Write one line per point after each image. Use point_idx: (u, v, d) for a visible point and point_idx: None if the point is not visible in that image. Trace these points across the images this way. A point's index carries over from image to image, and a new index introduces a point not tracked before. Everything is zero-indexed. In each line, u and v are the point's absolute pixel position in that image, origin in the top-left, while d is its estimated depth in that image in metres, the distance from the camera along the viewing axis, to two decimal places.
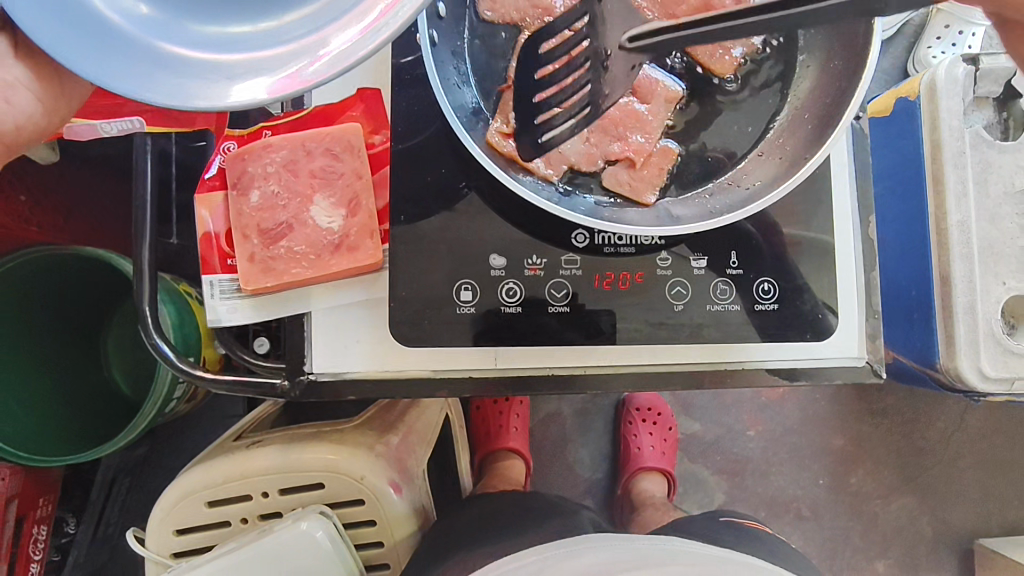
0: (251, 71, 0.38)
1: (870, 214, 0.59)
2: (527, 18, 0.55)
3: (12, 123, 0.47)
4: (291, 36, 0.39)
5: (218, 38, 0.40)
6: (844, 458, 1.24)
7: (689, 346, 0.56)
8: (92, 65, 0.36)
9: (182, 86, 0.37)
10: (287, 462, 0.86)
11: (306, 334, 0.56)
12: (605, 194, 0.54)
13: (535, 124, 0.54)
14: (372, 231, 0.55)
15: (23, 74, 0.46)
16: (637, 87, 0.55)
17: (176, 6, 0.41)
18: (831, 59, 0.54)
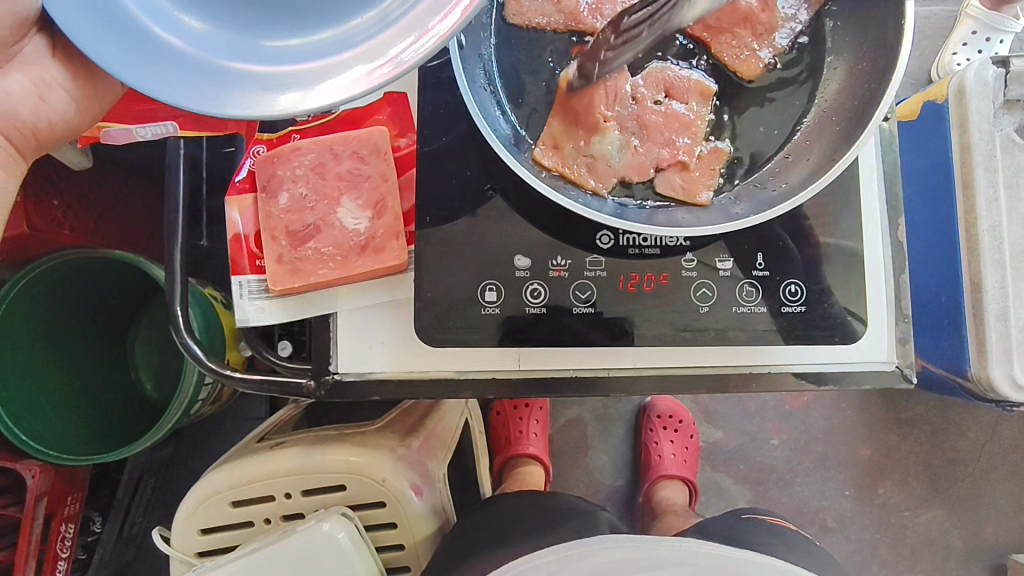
0: (294, 82, 0.39)
1: (899, 216, 0.58)
2: (552, 22, 0.55)
3: (47, 120, 0.52)
4: (340, 46, 0.40)
5: (261, 48, 0.41)
6: (870, 468, 1.22)
7: (714, 349, 0.55)
8: (150, 79, 0.38)
9: (225, 97, 0.39)
10: (310, 463, 0.87)
11: (332, 335, 0.57)
12: (659, 200, 0.53)
13: (579, 137, 0.52)
14: (398, 233, 0.56)
15: (59, 73, 0.50)
16: (671, 89, 0.54)
17: (225, 16, 0.42)
18: (860, 60, 0.53)
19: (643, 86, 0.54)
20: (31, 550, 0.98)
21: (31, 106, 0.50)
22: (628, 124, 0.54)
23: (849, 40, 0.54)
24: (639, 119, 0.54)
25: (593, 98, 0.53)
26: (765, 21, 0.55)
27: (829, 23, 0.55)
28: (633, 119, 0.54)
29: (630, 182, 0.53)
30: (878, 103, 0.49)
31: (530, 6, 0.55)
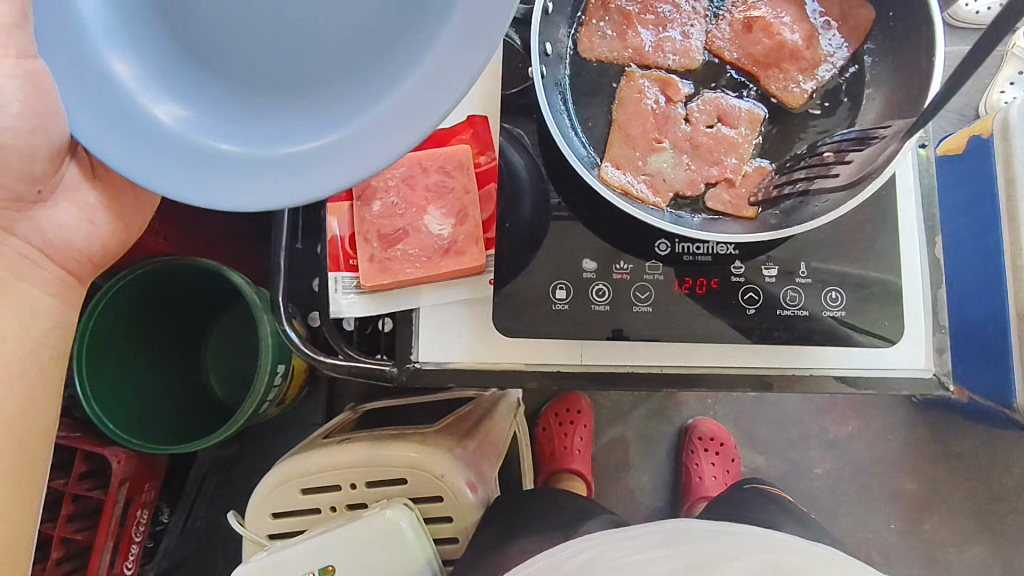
0: (266, 168, 0.46)
1: (936, 234, 0.63)
2: (619, 57, 0.61)
3: (96, 237, 0.62)
4: (307, 138, 0.47)
5: (243, 137, 0.48)
6: (917, 502, 1.22)
7: (760, 348, 0.61)
8: (149, 172, 0.45)
9: (202, 181, 0.46)
10: (375, 456, 0.94)
11: (415, 326, 0.64)
12: (707, 213, 0.59)
13: (637, 157, 0.59)
14: (477, 238, 0.63)
15: (97, 200, 0.61)
16: (723, 117, 0.60)
17: (214, 108, 0.49)
18: (897, 92, 0.59)
19: (697, 112, 0.60)
20: (110, 530, 1.06)
21: (82, 230, 0.61)
22: (683, 146, 0.60)
23: (886, 75, 0.60)
24: (693, 140, 0.60)
25: (652, 123, 0.60)
26: (809, 57, 0.60)
27: (868, 59, 0.60)
28: (686, 141, 0.60)
29: (685, 198, 0.59)
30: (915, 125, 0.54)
31: (600, 43, 0.61)
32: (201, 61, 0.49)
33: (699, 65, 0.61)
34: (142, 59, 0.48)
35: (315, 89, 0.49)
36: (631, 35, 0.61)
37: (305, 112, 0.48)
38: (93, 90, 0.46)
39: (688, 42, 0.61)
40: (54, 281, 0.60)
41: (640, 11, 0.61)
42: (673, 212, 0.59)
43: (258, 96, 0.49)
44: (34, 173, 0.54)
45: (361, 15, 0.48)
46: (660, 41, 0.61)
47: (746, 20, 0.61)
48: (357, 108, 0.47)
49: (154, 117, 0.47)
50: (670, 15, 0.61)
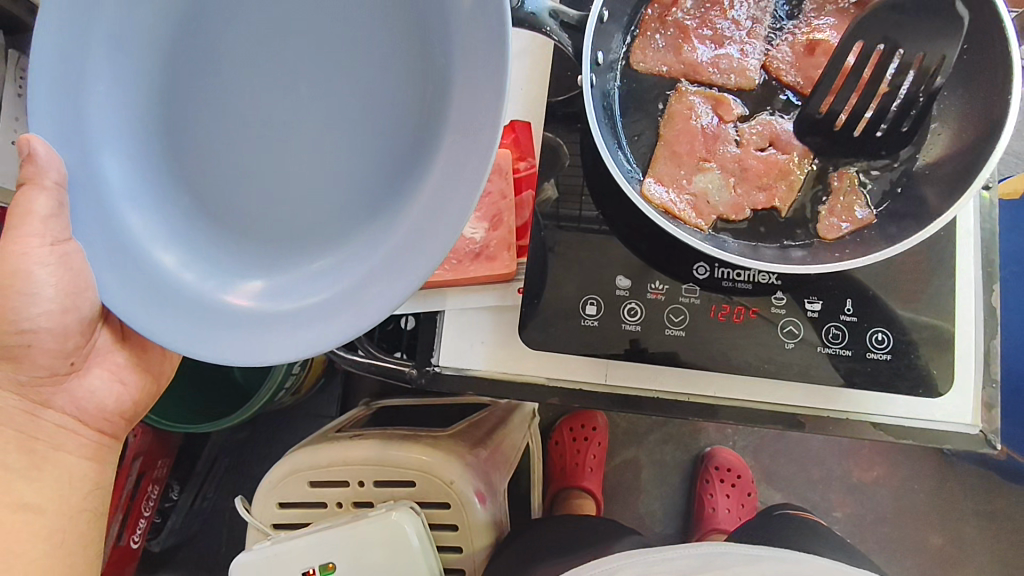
0: (268, 322, 0.48)
1: (994, 282, 0.59)
2: (673, 72, 0.59)
3: (127, 398, 0.63)
4: (308, 289, 0.49)
5: (248, 288, 0.50)
6: (942, 559, 1.17)
7: (795, 385, 0.58)
8: (173, 335, 0.46)
9: (209, 336, 0.47)
10: (385, 456, 0.93)
11: (439, 329, 0.63)
12: (749, 240, 0.57)
13: (682, 176, 0.57)
14: (509, 245, 0.62)
15: (126, 360, 0.62)
16: (775, 141, 0.58)
17: (219, 256, 0.51)
18: (966, 128, 0.55)
19: (748, 133, 0.58)
20: (121, 503, 1.07)
21: (115, 391, 0.62)
22: (731, 167, 0.57)
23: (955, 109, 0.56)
24: (741, 163, 0.57)
25: (701, 142, 0.58)
26: None
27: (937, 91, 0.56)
28: (735, 163, 0.57)
29: (728, 221, 0.57)
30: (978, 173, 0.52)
31: (654, 55, 0.60)
32: (211, 209, 0.51)
33: (755, 85, 0.59)
34: (162, 216, 0.51)
35: (327, 229, 0.51)
36: (687, 49, 0.59)
37: (319, 252, 0.50)
38: (114, 252, 0.48)
39: (746, 61, 0.59)
40: (89, 444, 0.63)
41: (697, 26, 0.60)
42: (715, 235, 0.57)
43: (269, 240, 0.51)
44: (66, 348, 0.56)
45: (363, 157, 0.50)
46: (716, 58, 0.59)
47: (809, 42, 0.58)
48: (368, 251, 0.49)
49: (164, 266, 0.49)
50: (728, 32, 0.59)
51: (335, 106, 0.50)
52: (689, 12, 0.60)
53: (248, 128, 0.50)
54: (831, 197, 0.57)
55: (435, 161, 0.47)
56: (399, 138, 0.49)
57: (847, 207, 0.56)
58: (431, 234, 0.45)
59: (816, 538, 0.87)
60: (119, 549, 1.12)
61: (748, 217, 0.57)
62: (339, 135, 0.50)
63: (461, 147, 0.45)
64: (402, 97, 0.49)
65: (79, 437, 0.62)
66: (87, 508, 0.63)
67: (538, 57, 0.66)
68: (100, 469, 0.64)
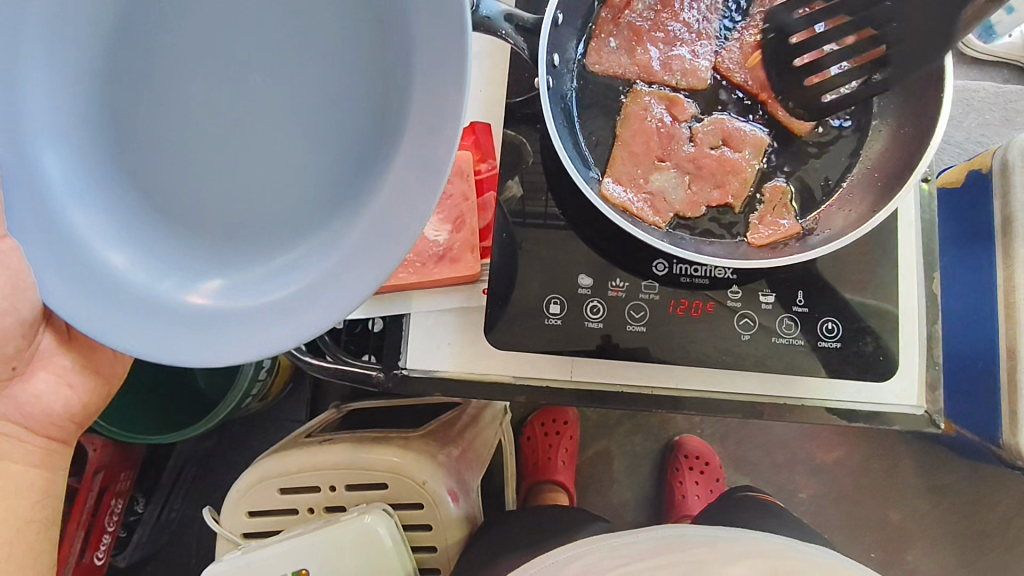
0: (222, 322, 0.48)
1: (935, 270, 0.63)
2: (627, 73, 0.61)
3: (77, 400, 0.62)
4: (264, 289, 0.49)
5: (201, 288, 0.50)
6: (899, 533, 1.22)
7: (752, 375, 0.60)
8: (126, 336, 0.46)
9: (161, 337, 0.46)
10: (356, 459, 0.93)
11: (405, 331, 0.63)
12: (706, 235, 0.58)
13: (639, 175, 0.59)
14: (472, 246, 0.62)
15: (72, 363, 0.60)
16: (727, 139, 0.60)
17: (169, 257, 0.50)
18: (903, 126, 0.58)
19: (701, 132, 0.60)
20: (83, 519, 1.04)
21: (63, 394, 0.60)
22: (686, 166, 0.59)
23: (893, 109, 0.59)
24: (696, 161, 0.59)
25: (656, 141, 0.59)
26: None
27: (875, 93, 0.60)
28: (689, 161, 0.59)
29: (684, 218, 0.59)
30: (914, 167, 0.55)
31: (609, 57, 0.61)
32: (161, 208, 0.51)
33: (707, 85, 0.61)
34: (108, 213, 0.50)
35: (283, 228, 0.51)
36: (640, 51, 0.61)
37: (276, 250, 0.51)
38: (60, 254, 0.47)
39: (697, 62, 0.61)
40: (34, 449, 0.61)
41: (650, 28, 0.61)
42: (672, 232, 0.58)
43: (224, 238, 0.51)
44: (8, 352, 0.54)
45: (320, 156, 0.50)
46: (669, 59, 0.61)
47: (757, 43, 0.60)
48: (326, 249, 0.49)
49: (114, 267, 0.48)
50: (679, 33, 0.61)
51: (289, 104, 0.50)
52: (642, 14, 0.61)
53: (199, 125, 0.50)
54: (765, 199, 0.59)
55: (394, 158, 0.47)
56: (355, 135, 0.49)
57: (783, 205, 0.58)
58: (390, 232, 0.46)
59: (771, 517, 0.90)
60: (83, 566, 1.09)
61: (704, 214, 0.59)
62: (294, 133, 0.50)
63: (420, 143, 0.46)
64: (360, 95, 0.49)
65: (22, 442, 0.60)
66: (37, 517, 0.62)
67: (497, 59, 0.66)
68: (48, 477, 0.63)
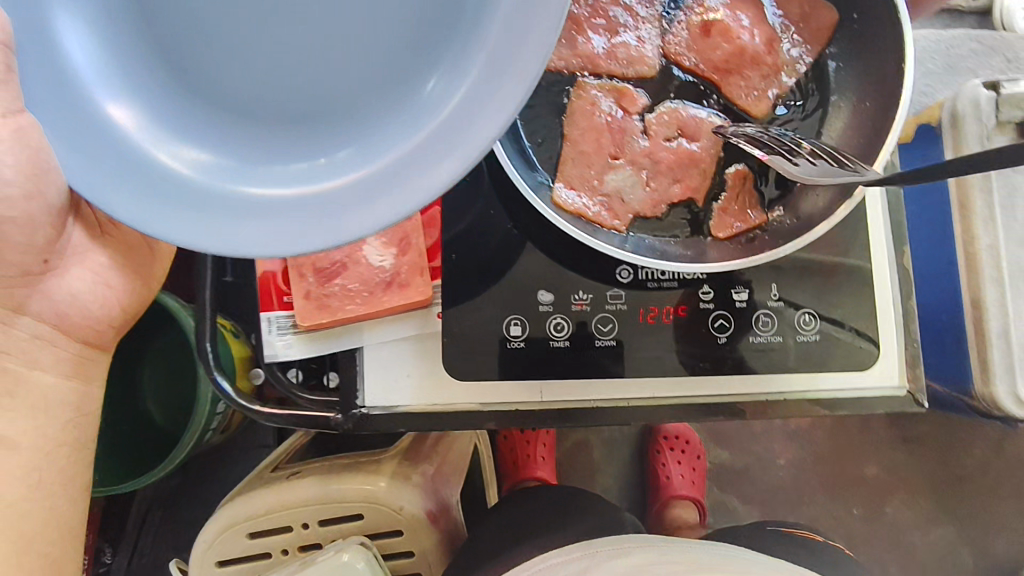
0: (296, 213, 0.42)
1: (903, 244, 0.60)
2: (570, 66, 0.56)
3: (115, 302, 0.57)
4: (338, 175, 0.43)
5: (265, 178, 0.44)
6: (878, 486, 1.22)
7: (731, 377, 0.57)
8: (184, 230, 0.40)
9: (225, 231, 0.41)
10: (327, 493, 0.87)
11: (360, 368, 0.58)
12: (669, 235, 0.55)
13: (592, 176, 0.55)
14: (422, 268, 0.58)
15: (108, 261, 0.56)
16: (683, 128, 0.56)
17: (223, 145, 0.44)
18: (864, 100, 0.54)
19: (655, 124, 0.56)
20: None
21: (98, 296, 0.56)
22: (642, 162, 0.55)
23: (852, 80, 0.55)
24: (652, 155, 0.55)
25: (607, 138, 0.55)
26: (771, 62, 0.55)
27: (832, 65, 0.55)
28: (645, 157, 0.55)
29: (646, 219, 0.55)
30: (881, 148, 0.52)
31: None
32: (203, 93, 0.44)
33: (655, 72, 0.57)
34: (166, 128, 0.44)
35: (354, 106, 0.45)
36: (582, 41, 0.56)
37: (349, 133, 0.44)
38: (89, 147, 0.41)
39: (643, 49, 0.56)
40: (68, 358, 0.56)
41: (589, 15, 0.56)
42: (634, 235, 0.54)
43: (299, 129, 0.45)
44: (36, 243, 0.50)
45: (388, 26, 0.44)
46: (613, 47, 0.56)
47: (703, 23, 0.56)
48: (416, 120, 0.43)
49: (161, 160, 0.42)
50: (621, 19, 0.56)
51: None
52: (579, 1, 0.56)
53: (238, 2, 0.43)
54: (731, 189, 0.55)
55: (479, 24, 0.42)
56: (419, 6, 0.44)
57: (747, 190, 0.55)
58: (484, 103, 0.41)
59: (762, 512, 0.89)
60: None
61: (666, 212, 0.55)
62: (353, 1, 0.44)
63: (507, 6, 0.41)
64: None
65: (58, 351, 0.56)
66: (68, 439, 0.57)
67: None
68: (84, 390, 0.58)
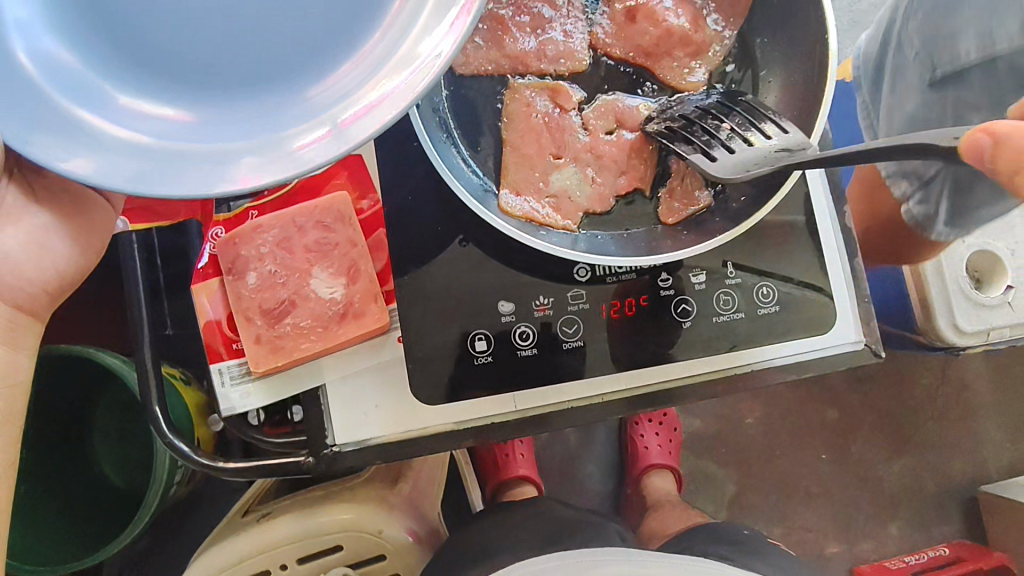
0: (279, 147, 0.37)
1: (844, 204, 0.62)
2: (500, 68, 0.55)
3: (54, 269, 0.48)
4: (317, 105, 0.39)
5: (232, 121, 0.39)
6: (839, 429, 1.25)
7: (699, 358, 0.58)
8: (150, 181, 0.35)
9: (201, 174, 0.36)
10: (305, 529, 0.82)
11: (325, 407, 0.56)
12: (621, 228, 0.55)
13: (538, 179, 0.54)
14: (375, 295, 0.56)
15: (51, 220, 0.47)
16: (621, 120, 0.55)
17: (175, 97, 0.39)
18: (792, 73, 0.54)
19: (593, 119, 0.55)
20: None
21: (33, 258, 0.47)
22: (584, 158, 0.55)
23: (779, 55, 0.55)
24: (594, 151, 0.55)
25: (547, 137, 0.54)
26: (699, 40, 0.56)
27: (759, 41, 0.56)
28: (587, 152, 0.55)
29: (595, 215, 0.55)
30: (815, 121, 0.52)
31: (476, 54, 0.54)
32: (143, 43, 0.40)
33: (586, 66, 0.56)
34: (93, 74, 0.39)
35: (315, 33, 0.41)
36: (509, 41, 0.55)
37: (316, 62, 0.40)
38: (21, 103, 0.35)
39: (571, 43, 0.56)
40: None
41: (513, 14, 0.56)
42: (586, 232, 0.54)
43: (257, 67, 0.40)
44: None
45: None
46: (542, 44, 0.55)
47: (628, 9, 0.56)
48: (387, 37, 0.40)
49: (109, 116, 0.38)
50: (546, 15, 0.56)
51: None
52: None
53: None
54: (672, 179, 0.55)
55: None
56: None
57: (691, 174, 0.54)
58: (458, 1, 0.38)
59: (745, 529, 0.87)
60: None
61: (614, 205, 0.55)
62: None
63: None
64: None
65: None
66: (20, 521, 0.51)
67: None
68: (8, 359, 0.46)
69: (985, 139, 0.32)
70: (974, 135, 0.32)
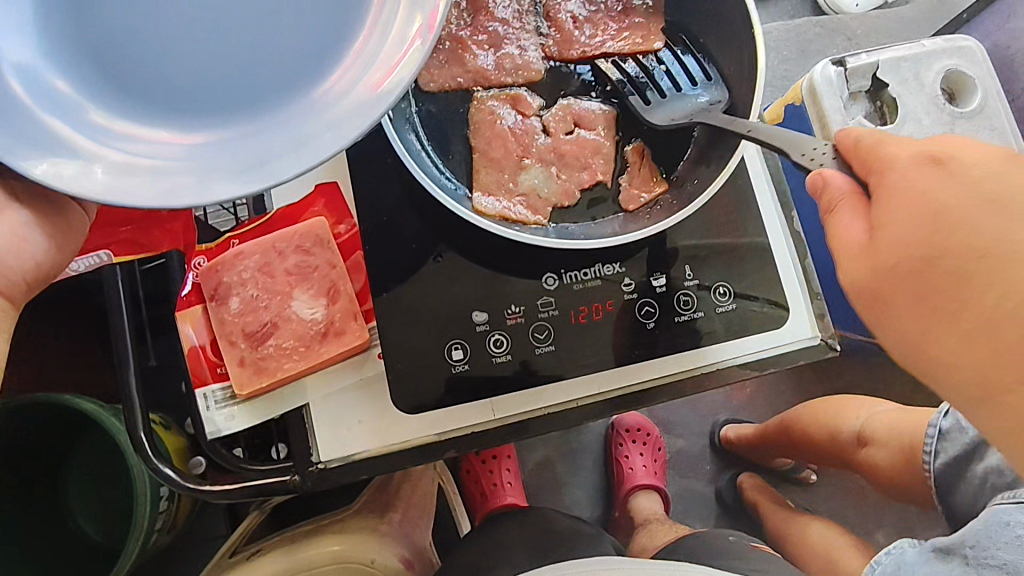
0: (255, 164, 0.40)
1: (791, 209, 0.67)
2: (462, 83, 0.60)
3: (33, 261, 0.46)
4: (291, 128, 0.42)
5: (213, 144, 0.42)
6: None
7: (665, 359, 0.61)
8: (138, 196, 0.38)
9: (183, 190, 0.39)
10: (294, 564, 0.79)
11: (309, 426, 0.58)
12: (585, 223, 0.59)
13: (507, 180, 0.58)
14: (355, 313, 0.58)
15: (29, 215, 0.46)
16: (579, 122, 0.60)
17: (160, 121, 0.43)
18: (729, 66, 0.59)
19: (553, 122, 0.60)
20: None
21: (13, 249, 0.45)
22: (548, 157, 0.60)
23: (713, 52, 0.60)
24: (556, 149, 0.60)
25: (512, 143, 0.59)
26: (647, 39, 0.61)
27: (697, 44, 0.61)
28: (550, 152, 0.60)
29: (563, 208, 0.59)
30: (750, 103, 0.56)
31: (440, 73, 0.59)
32: (132, 69, 0.43)
33: (541, 75, 0.61)
34: (86, 99, 0.42)
35: (290, 63, 0.44)
36: (469, 58, 0.60)
37: (290, 88, 0.44)
38: (15, 125, 0.38)
39: (527, 56, 0.61)
40: None
41: (471, 34, 0.60)
42: (556, 226, 0.59)
43: (237, 93, 0.43)
44: None
45: None
46: (500, 59, 0.60)
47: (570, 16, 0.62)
48: (354, 67, 0.43)
49: (99, 140, 0.41)
50: (501, 32, 0.61)
51: None
52: (458, 24, 0.60)
53: None
54: (631, 168, 0.60)
55: None
56: None
57: (646, 160, 0.60)
58: (416, 36, 0.42)
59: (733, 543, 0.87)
60: None
61: (579, 199, 0.60)
62: None
63: None
64: None
65: None
66: None
67: None
68: None
69: (820, 180, 0.46)
70: (815, 176, 0.47)
